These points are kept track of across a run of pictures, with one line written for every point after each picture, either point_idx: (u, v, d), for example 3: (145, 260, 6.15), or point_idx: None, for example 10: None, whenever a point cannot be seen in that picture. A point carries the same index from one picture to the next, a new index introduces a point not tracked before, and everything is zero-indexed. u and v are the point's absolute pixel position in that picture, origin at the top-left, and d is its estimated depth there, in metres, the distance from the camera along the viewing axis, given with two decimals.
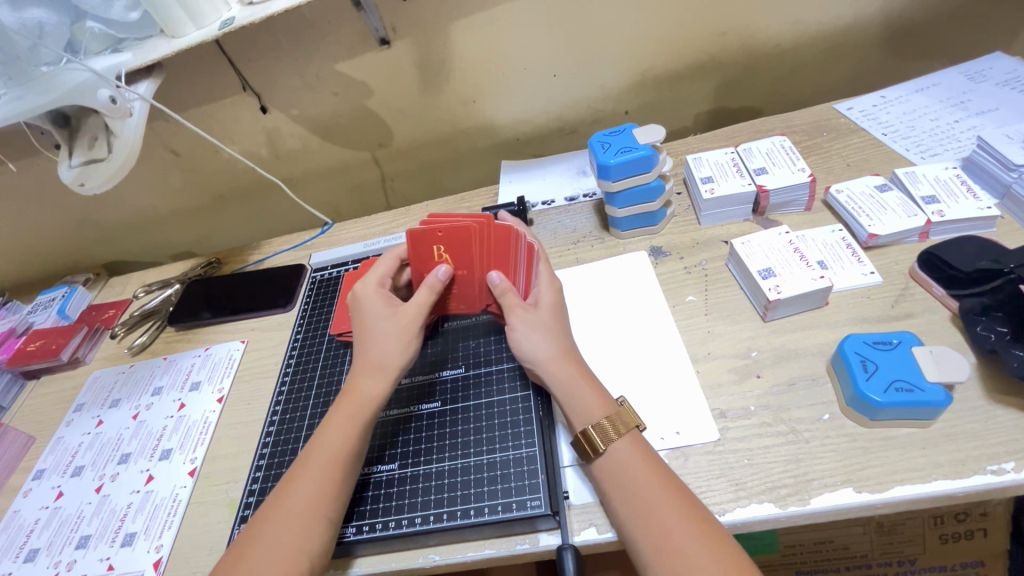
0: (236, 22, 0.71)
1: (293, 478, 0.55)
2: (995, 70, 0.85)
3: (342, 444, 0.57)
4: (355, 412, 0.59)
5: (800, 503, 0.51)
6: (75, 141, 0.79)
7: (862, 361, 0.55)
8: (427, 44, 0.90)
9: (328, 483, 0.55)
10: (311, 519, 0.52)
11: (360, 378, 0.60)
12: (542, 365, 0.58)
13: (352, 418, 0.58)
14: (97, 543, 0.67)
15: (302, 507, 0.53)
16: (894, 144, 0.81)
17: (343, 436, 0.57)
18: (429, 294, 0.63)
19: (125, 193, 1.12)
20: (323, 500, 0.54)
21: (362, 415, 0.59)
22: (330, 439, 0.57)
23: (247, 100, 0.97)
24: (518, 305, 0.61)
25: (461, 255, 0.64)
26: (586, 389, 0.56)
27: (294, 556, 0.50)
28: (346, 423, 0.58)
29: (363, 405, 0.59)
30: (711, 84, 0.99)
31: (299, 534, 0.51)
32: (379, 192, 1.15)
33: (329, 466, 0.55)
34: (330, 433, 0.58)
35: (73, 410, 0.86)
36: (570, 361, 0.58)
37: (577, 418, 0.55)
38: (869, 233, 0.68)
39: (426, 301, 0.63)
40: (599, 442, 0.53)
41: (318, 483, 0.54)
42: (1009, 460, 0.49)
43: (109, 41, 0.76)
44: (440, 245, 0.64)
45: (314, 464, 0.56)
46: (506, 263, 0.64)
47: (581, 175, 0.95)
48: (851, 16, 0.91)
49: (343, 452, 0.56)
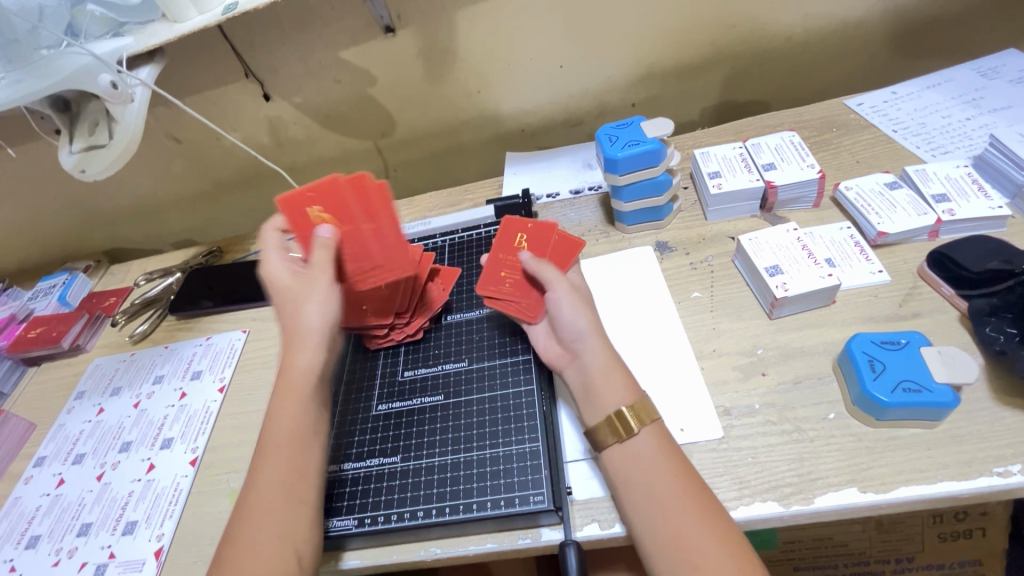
0: (239, 7, 0.70)
1: (258, 472, 0.54)
2: (1009, 68, 0.84)
3: (294, 425, 0.56)
4: (301, 389, 0.57)
5: (804, 502, 0.50)
6: (75, 126, 0.78)
7: (869, 361, 0.54)
8: (432, 33, 0.89)
9: (289, 468, 0.54)
10: (288, 504, 0.52)
11: (305, 356, 0.59)
12: (581, 334, 0.58)
13: (298, 398, 0.57)
14: (99, 531, 0.67)
15: (277, 499, 0.52)
16: (905, 141, 0.80)
17: (290, 416, 0.56)
18: (323, 252, 0.60)
19: (126, 180, 1.11)
20: (297, 488, 0.53)
21: (303, 391, 0.57)
22: (282, 425, 0.56)
23: (249, 87, 0.95)
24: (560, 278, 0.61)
25: (509, 244, 0.69)
26: (616, 377, 0.56)
27: (281, 545, 0.50)
28: (292, 402, 0.57)
29: (306, 384, 0.58)
30: (719, 77, 0.98)
31: (279, 526, 0.51)
32: (382, 182, 1.14)
33: (290, 450, 0.55)
34: (281, 419, 0.56)
35: (74, 397, 0.85)
36: (601, 340, 0.58)
37: (606, 399, 0.55)
38: (878, 231, 0.67)
39: (325, 261, 0.61)
40: (625, 429, 0.52)
41: (281, 467, 0.54)
42: (1016, 462, 0.49)
43: (110, 25, 0.75)
44: (309, 208, 0.62)
45: (275, 456, 0.54)
46: (544, 252, 0.67)
47: (586, 168, 0.94)
48: (862, 11, 0.90)
49: (300, 432, 0.56)
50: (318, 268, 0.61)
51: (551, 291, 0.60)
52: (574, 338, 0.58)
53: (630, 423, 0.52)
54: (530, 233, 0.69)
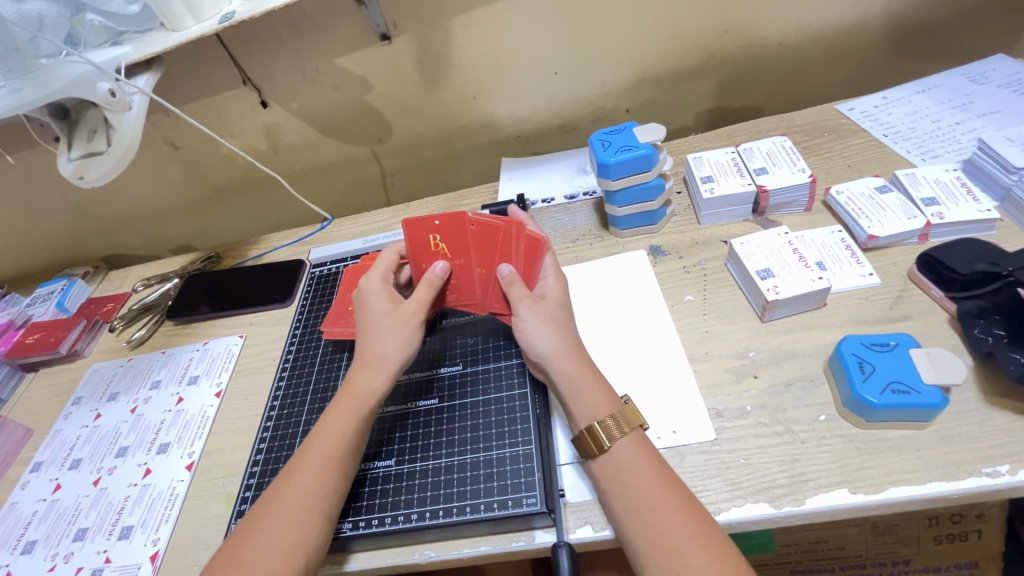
0: (236, 16, 0.71)
1: (290, 473, 0.55)
2: (997, 73, 0.85)
3: (344, 441, 0.57)
4: (358, 407, 0.58)
5: (795, 503, 0.51)
6: (74, 134, 0.79)
7: (859, 362, 0.55)
8: (428, 41, 0.90)
9: (324, 477, 0.55)
10: (311, 514, 0.52)
11: (369, 375, 0.60)
12: (546, 356, 0.58)
13: (350, 414, 0.58)
14: (95, 536, 0.68)
15: (301, 504, 0.53)
16: (895, 145, 0.81)
17: (343, 431, 0.57)
18: (429, 291, 0.63)
19: (125, 187, 1.12)
20: (326, 498, 0.54)
21: (360, 411, 0.58)
22: (328, 435, 0.57)
23: (247, 94, 0.96)
24: (524, 296, 0.61)
25: (429, 252, 0.65)
26: (585, 393, 0.56)
27: (293, 553, 0.50)
28: (344, 416, 0.58)
29: (364, 401, 0.59)
30: (712, 83, 0.99)
31: (302, 533, 0.51)
32: (379, 187, 1.15)
33: (330, 460, 0.56)
34: (327, 429, 0.58)
35: (71, 403, 0.86)
36: (569, 357, 0.58)
37: (577, 411, 0.55)
38: (868, 234, 0.68)
39: (426, 300, 0.63)
40: (604, 438, 0.53)
41: (316, 475, 0.55)
42: (1004, 463, 0.49)
43: (108, 34, 0.76)
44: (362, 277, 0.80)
45: (312, 461, 0.55)
46: (468, 251, 0.64)
47: (581, 173, 0.94)
48: (852, 18, 0.91)
49: (344, 446, 0.57)
50: (421, 303, 0.62)
51: (513, 309, 0.61)
52: (539, 358, 0.59)
53: (603, 437, 0.53)
54: (442, 231, 0.64)
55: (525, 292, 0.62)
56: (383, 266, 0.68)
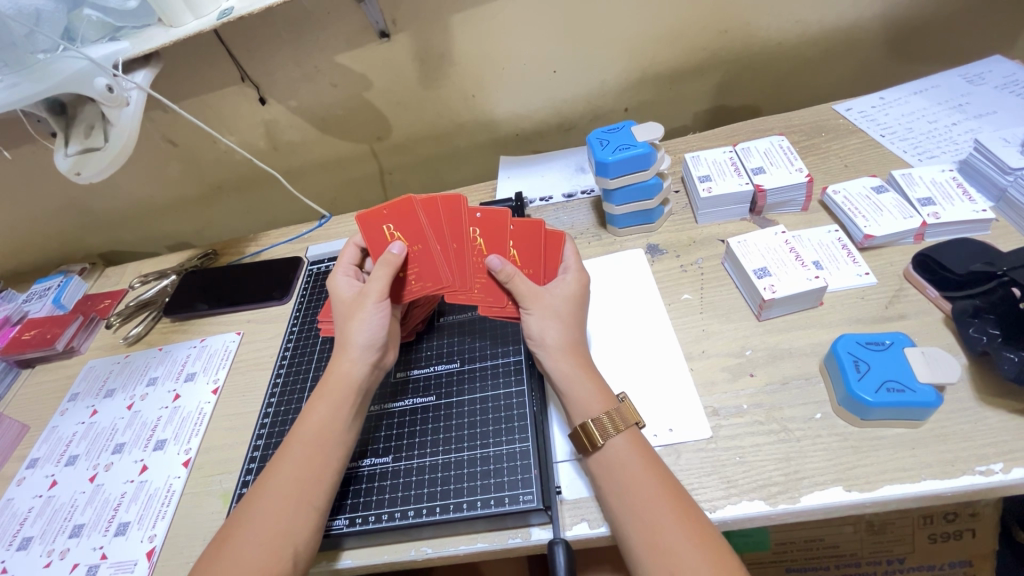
0: (234, 12, 0.70)
1: (279, 458, 0.56)
2: (994, 74, 0.86)
3: (326, 425, 0.57)
4: (341, 397, 0.58)
5: (790, 501, 0.51)
6: (71, 129, 0.79)
7: (854, 361, 0.55)
8: (427, 38, 0.90)
9: (309, 464, 0.55)
10: (299, 500, 0.53)
11: (345, 363, 0.60)
12: (547, 352, 0.59)
13: (332, 400, 0.58)
14: (91, 532, 0.67)
15: (289, 492, 0.53)
16: (892, 145, 0.81)
17: (325, 416, 0.58)
18: (386, 269, 0.62)
19: (121, 182, 1.12)
20: (312, 484, 0.54)
21: (343, 396, 0.58)
22: (311, 423, 0.57)
23: (245, 91, 0.96)
24: (530, 291, 0.61)
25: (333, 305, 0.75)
26: (588, 386, 0.56)
27: (281, 542, 0.50)
28: (327, 405, 0.58)
29: (346, 389, 0.59)
30: (711, 83, 0.99)
31: (285, 519, 0.51)
32: (377, 185, 1.15)
33: (315, 447, 0.56)
34: (311, 418, 0.58)
35: (67, 399, 0.85)
36: (572, 354, 0.58)
37: (580, 410, 0.55)
38: (865, 234, 0.68)
39: (385, 281, 0.62)
40: (597, 437, 0.53)
41: (299, 462, 0.55)
42: (998, 461, 0.50)
43: (106, 29, 0.75)
44: None
45: (297, 450, 0.56)
46: None
47: (579, 172, 0.95)
48: (852, 18, 0.91)
49: (327, 433, 0.57)
50: (378, 285, 0.62)
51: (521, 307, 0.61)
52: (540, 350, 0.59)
53: (592, 436, 0.53)
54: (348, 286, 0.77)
55: (523, 290, 0.61)
56: (343, 263, 0.69)
